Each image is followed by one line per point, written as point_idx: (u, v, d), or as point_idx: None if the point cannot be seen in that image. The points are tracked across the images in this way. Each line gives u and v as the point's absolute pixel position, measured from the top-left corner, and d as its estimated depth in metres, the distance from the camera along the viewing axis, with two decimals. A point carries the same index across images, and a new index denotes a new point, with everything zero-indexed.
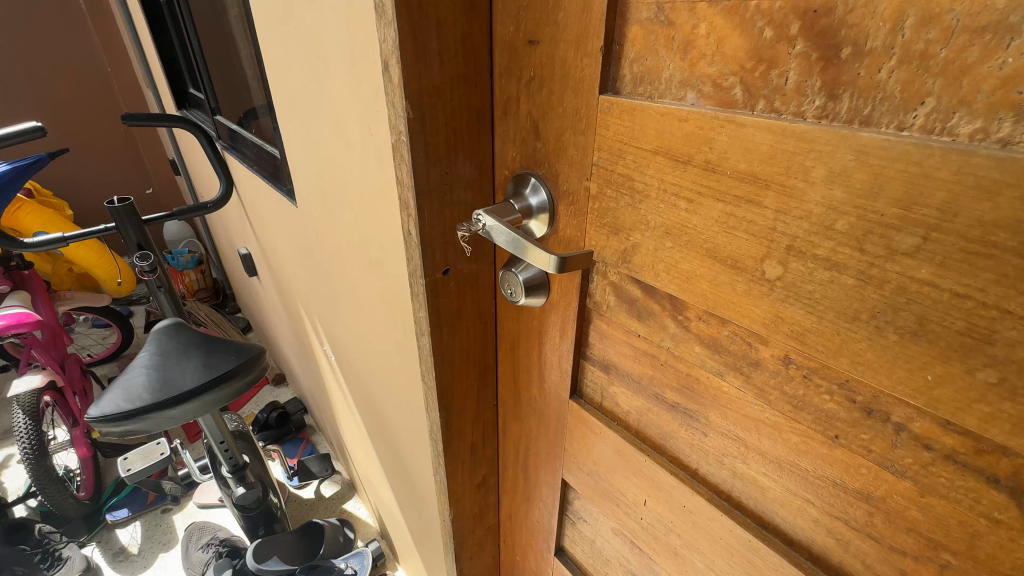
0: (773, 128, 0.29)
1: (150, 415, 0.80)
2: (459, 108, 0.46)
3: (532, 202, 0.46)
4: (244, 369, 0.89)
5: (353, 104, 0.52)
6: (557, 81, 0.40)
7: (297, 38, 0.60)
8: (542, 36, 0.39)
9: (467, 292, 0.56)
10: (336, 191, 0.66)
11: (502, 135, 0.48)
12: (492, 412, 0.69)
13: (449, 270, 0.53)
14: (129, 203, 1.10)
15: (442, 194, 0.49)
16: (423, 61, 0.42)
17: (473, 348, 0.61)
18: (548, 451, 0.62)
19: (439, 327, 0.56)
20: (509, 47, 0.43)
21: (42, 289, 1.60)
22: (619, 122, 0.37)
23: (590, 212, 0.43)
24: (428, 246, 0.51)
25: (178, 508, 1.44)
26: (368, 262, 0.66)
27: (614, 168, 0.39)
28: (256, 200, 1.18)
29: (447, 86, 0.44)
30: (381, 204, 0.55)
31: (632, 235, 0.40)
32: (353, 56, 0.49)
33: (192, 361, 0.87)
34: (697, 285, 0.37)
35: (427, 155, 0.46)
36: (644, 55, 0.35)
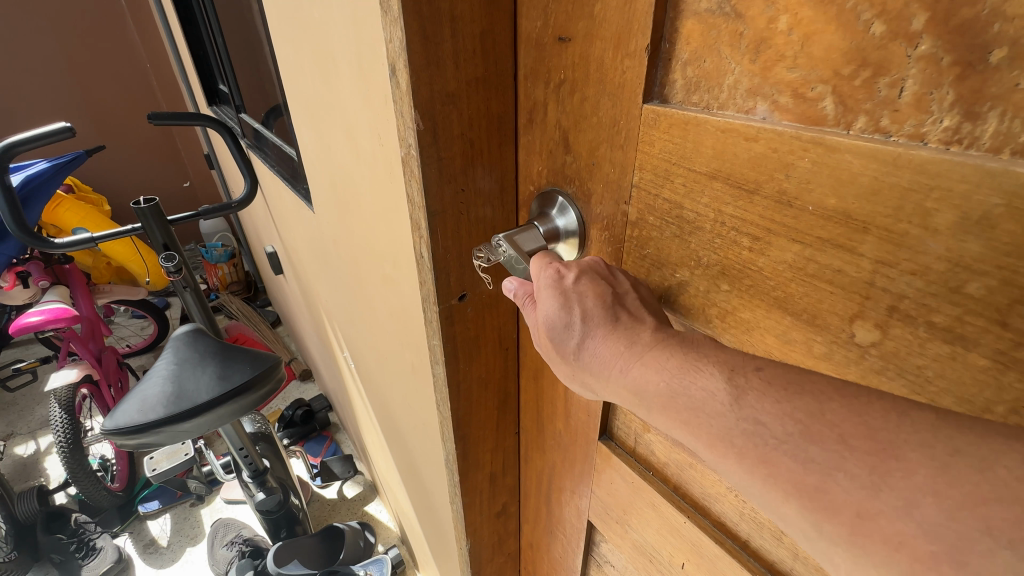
0: (878, 155, 0.22)
1: (163, 429, 0.79)
2: (478, 116, 0.40)
3: (559, 224, 0.40)
4: (260, 381, 0.87)
5: (364, 113, 0.47)
6: (592, 85, 0.33)
7: (306, 40, 0.56)
8: (574, 31, 0.33)
9: (488, 317, 0.51)
10: (348, 197, 0.62)
11: (527, 146, 0.42)
12: (514, 440, 0.64)
13: (466, 294, 0.48)
14: (155, 203, 1.09)
15: (460, 214, 0.43)
16: (436, 63, 0.36)
17: (494, 378, 0.56)
18: (571, 485, 0.57)
19: (455, 356, 0.51)
20: (536, 45, 0.36)
21: (82, 282, 1.65)
22: (667, 137, 0.30)
23: (628, 239, 0.36)
24: (444, 271, 0.45)
25: (207, 501, 1.46)
26: (381, 278, 0.61)
27: (658, 192, 0.32)
28: (279, 202, 1.15)
29: (462, 92, 0.38)
30: (394, 218, 0.50)
31: (678, 271, 0.33)
32: (362, 59, 0.44)
33: (207, 371, 0.85)
34: (758, 338, 0.30)
35: (441, 172, 0.40)
36: (702, 56, 0.28)
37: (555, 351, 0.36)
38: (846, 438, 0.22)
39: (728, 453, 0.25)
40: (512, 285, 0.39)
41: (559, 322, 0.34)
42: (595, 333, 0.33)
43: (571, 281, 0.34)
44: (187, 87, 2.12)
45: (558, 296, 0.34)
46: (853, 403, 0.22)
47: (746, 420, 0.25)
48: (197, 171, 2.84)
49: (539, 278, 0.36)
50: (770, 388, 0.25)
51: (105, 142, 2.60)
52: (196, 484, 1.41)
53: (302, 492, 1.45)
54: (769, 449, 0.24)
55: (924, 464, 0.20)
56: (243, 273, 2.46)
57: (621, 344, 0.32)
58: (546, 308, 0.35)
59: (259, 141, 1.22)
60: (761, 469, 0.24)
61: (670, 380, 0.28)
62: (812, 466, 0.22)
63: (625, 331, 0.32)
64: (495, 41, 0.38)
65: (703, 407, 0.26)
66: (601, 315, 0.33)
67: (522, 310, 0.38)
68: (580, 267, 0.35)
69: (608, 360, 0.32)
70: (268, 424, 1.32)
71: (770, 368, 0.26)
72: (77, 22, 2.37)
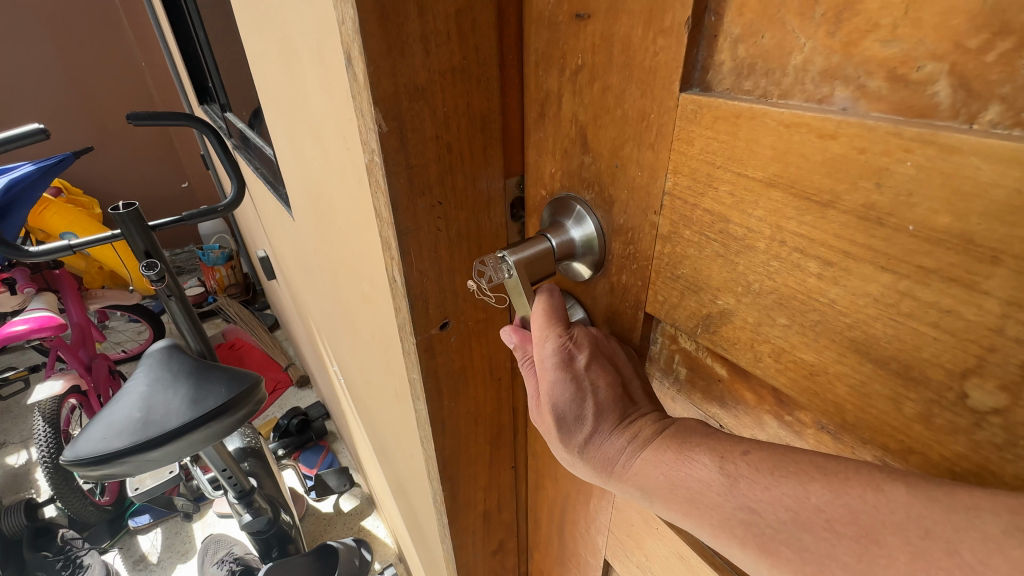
0: (1021, 158, 0.16)
1: (129, 458, 0.86)
2: (456, 113, 0.33)
3: (575, 236, 0.32)
4: (229, 407, 0.94)
5: (328, 110, 0.41)
6: (615, 71, 0.26)
7: (271, 32, 0.50)
8: (595, 4, 0.26)
9: (476, 344, 0.45)
10: (323, 208, 0.57)
11: (538, 143, 0.34)
12: (510, 474, 0.57)
13: (449, 322, 0.42)
14: (135, 208, 1.02)
15: (437, 232, 0.37)
16: (400, 47, 0.30)
17: (485, 413, 0.50)
18: (575, 527, 0.51)
19: (439, 393, 0.45)
20: (548, 24, 0.29)
21: (73, 286, 1.63)
22: (712, 134, 0.24)
23: (657, 258, 0.29)
24: (421, 298, 0.39)
25: (196, 518, 1.41)
26: (361, 296, 0.55)
27: (697, 202, 0.26)
28: (265, 207, 1.10)
29: (434, 85, 0.32)
30: (366, 233, 0.43)
31: (719, 297, 0.27)
32: (321, 48, 0.37)
33: (174, 400, 0.92)
34: (825, 386, 0.24)
35: (412, 183, 0.34)
36: (761, 28, 0.21)
37: (555, 440, 0.31)
38: (833, 524, 0.20)
39: (731, 542, 0.24)
40: (509, 336, 0.35)
41: (569, 412, 0.30)
42: (604, 430, 0.29)
43: (582, 364, 0.30)
44: (181, 85, 2.06)
45: (571, 381, 0.30)
46: (833, 481, 0.21)
47: (742, 508, 0.23)
48: (194, 171, 2.78)
49: (544, 355, 0.31)
50: (757, 474, 0.23)
51: (97, 143, 2.53)
52: (183, 501, 1.37)
53: (296, 507, 1.41)
54: (767, 537, 0.22)
55: (904, 548, 0.18)
56: (241, 275, 2.40)
57: (625, 440, 0.28)
58: (552, 389, 0.30)
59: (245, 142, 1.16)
60: (764, 559, 0.22)
61: (668, 472, 0.26)
62: (808, 555, 0.21)
63: (633, 427, 0.29)
64: (475, 20, 0.31)
65: (699, 499, 0.24)
66: (612, 409, 0.29)
67: (521, 373, 0.34)
68: (590, 343, 0.31)
69: (613, 455, 0.28)
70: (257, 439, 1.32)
71: (756, 451, 0.24)
72: (68, 19, 2.32)
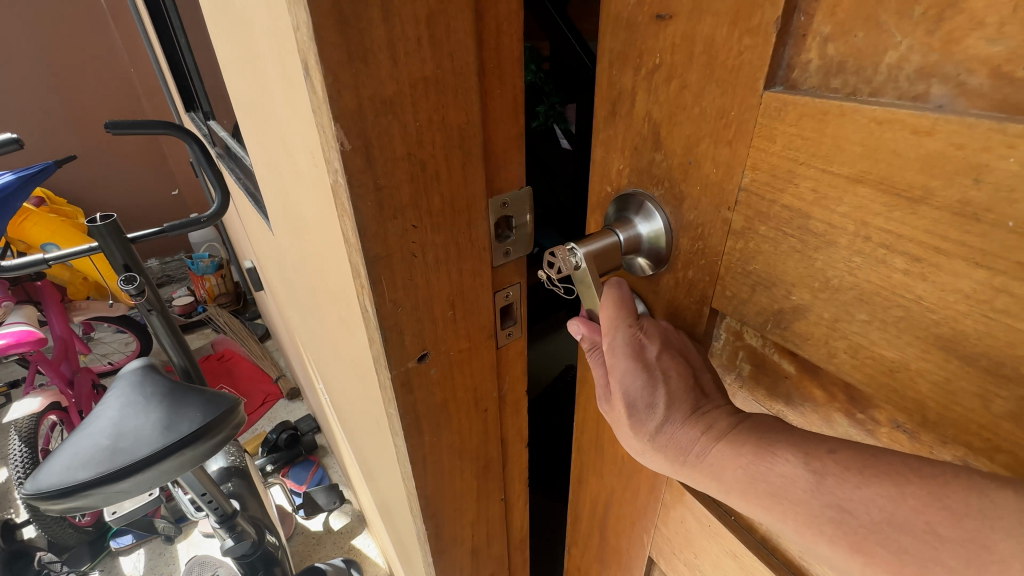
0: None
1: (96, 490, 0.82)
2: (429, 127, 0.33)
3: (642, 231, 0.32)
4: (203, 432, 0.89)
5: (296, 128, 0.40)
6: (694, 71, 0.27)
7: (239, 38, 0.48)
8: (678, 5, 0.26)
9: (458, 378, 0.45)
10: (299, 230, 0.56)
11: (606, 141, 0.34)
12: (499, 508, 0.59)
13: (427, 354, 0.41)
14: (114, 220, 0.99)
15: (411, 259, 0.36)
16: (365, 58, 0.29)
17: (471, 446, 0.50)
18: (604, 536, 0.49)
19: (418, 428, 0.45)
20: (624, 24, 0.29)
21: (56, 298, 1.61)
22: (797, 131, 0.24)
23: (728, 253, 0.29)
24: (395, 330, 0.38)
25: (183, 535, 1.36)
26: (339, 319, 0.53)
27: (776, 198, 0.26)
28: (248, 218, 1.08)
29: (404, 98, 0.31)
30: (336, 256, 0.42)
31: (794, 292, 0.27)
32: (282, 63, 0.36)
33: (145, 427, 0.89)
34: (908, 384, 0.24)
35: (382, 207, 0.33)
36: (854, 28, 0.21)
37: (625, 427, 0.31)
38: (934, 527, 0.20)
39: (818, 539, 0.23)
40: (576, 327, 0.35)
41: (640, 399, 0.30)
42: (676, 420, 0.28)
43: (654, 354, 0.30)
44: (168, 91, 1.99)
45: (642, 369, 0.30)
46: (934, 486, 0.20)
47: (832, 507, 0.22)
48: (185, 178, 2.70)
49: (616, 340, 0.31)
50: (847, 473, 0.22)
51: (78, 152, 2.44)
52: (165, 524, 1.30)
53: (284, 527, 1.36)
54: (860, 538, 0.22)
55: (1019, 556, 0.18)
56: (232, 284, 2.34)
57: (698, 431, 0.28)
58: (624, 379, 0.30)
59: (231, 152, 1.14)
60: (856, 557, 0.22)
61: (748, 466, 0.25)
62: (906, 557, 0.20)
63: (704, 418, 0.28)
64: (445, 31, 0.31)
65: (784, 494, 0.24)
66: (684, 398, 0.29)
67: (590, 363, 0.34)
68: (660, 335, 0.31)
69: (686, 444, 0.28)
70: (243, 457, 1.29)
71: (845, 450, 0.23)
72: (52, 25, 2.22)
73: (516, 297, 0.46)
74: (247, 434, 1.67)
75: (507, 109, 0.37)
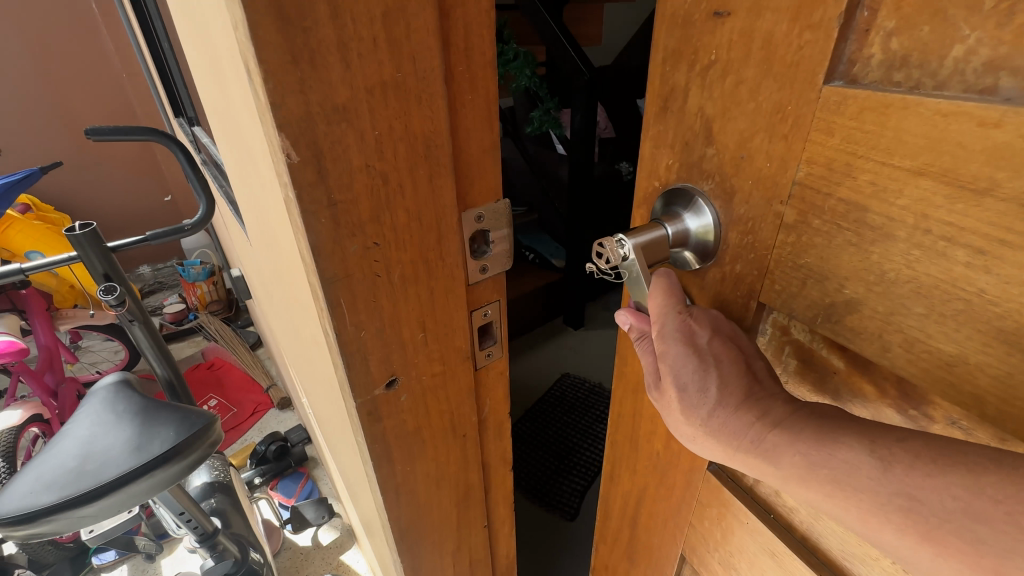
0: None
1: (59, 516, 0.75)
2: (389, 135, 0.34)
3: (690, 226, 0.33)
4: (179, 450, 0.82)
5: (251, 145, 0.40)
6: (752, 67, 0.27)
7: (202, 46, 0.48)
8: (737, 3, 0.27)
9: (431, 403, 0.48)
10: (272, 245, 0.56)
11: (654, 137, 0.34)
12: (483, 533, 0.64)
13: (397, 380, 0.44)
14: (93, 228, 0.96)
15: (374, 277, 0.38)
16: (312, 62, 0.29)
17: (451, 472, 0.54)
18: (635, 533, 0.48)
19: (389, 461, 0.48)
20: (680, 22, 0.30)
21: (41, 307, 1.55)
22: (857, 125, 0.24)
23: (779, 247, 0.29)
24: (359, 353, 0.40)
25: (166, 552, 1.30)
26: (309, 337, 0.53)
27: (831, 192, 0.26)
28: (231, 228, 1.07)
29: (358, 106, 0.32)
30: (297, 274, 0.42)
31: (848, 285, 0.27)
32: (231, 81, 0.36)
33: (116, 447, 0.82)
34: (966, 379, 0.23)
35: (338, 225, 0.34)
36: (919, 23, 0.22)
37: (676, 411, 0.31)
38: (1015, 516, 0.20)
39: (884, 526, 0.23)
40: (624, 317, 0.35)
41: (692, 382, 0.29)
42: (729, 405, 0.28)
43: (706, 340, 0.30)
44: (158, 96, 1.92)
45: (693, 355, 0.29)
46: (1013, 476, 0.20)
47: (900, 495, 0.23)
48: (177, 185, 2.62)
49: (666, 327, 0.31)
50: (917, 461, 0.22)
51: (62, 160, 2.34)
52: (145, 542, 1.23)
53: (270, 543, 1.32)
54: (932, 527, 0.22)
55: None
56: (224, 291, 2.30)
57: (753, 417, 0.28)
58: (674, 364, 0.30)
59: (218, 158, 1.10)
60: (927, 546, 0.22)
61: (807, 453, 0.25)
62: (984, 547, 0.20)
63: (758, 405, 0.28)
64: (402, 36, 0.31)
65: (848, 480, 0.24)
66: (737, 383, 0.28)
67: (638, 351, 0.34)
68: (710, 322, 0.30)
69: (737, 431, 0.28)
70: (227, 471, 1.24)
71: (915, 440, 0.23)
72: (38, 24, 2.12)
73: (495, 316, 0.49)
74: (236, 444, 1.64)
75: (480, 116, 0.39)
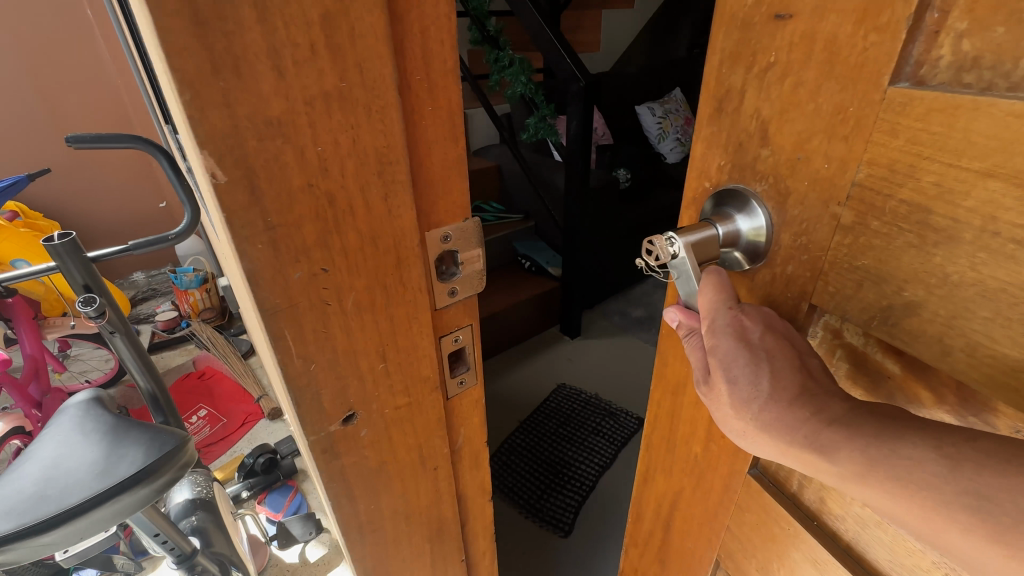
0: None
1: (16, 545, 0.70)
2: (335, 151, 0.33)
3: (742, 227, 0.33)
4: (145, 475, 0.77)
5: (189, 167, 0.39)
6: (813, 69, 0.27)
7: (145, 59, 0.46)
8: (800, 5, 0.27)
9: (396, 436, 0.49)
10: (227, 265, 0.55)
11: (708, 138, 0.35)
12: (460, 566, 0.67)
13: (356, 412, 0.45)
14: (72, 238, 0.89)
15: (325, 304, 0.38)
16: (237, 71, 0.28)
17: (420, 504, 0.56)
18: (668, 537, 0.48)
19: (350, 499, 0.50)
20: (740, 25, 0.30)
21: (28, 315, 1.54)
22: (921, 125, 0.24)
23: (834, 248, 0.29)
24: (312, 385, 0.41)
25: (148, 569, 1.29)
26: (265, 363, 0.53)
27: (892, 193, 0.26)
28: (212, 239, 1.03)
29: (295, 120, 0.31)
30: (245, 303, 0.42)
31: (907, 288, 0.26)
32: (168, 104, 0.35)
33: (80, 471, 0.78)
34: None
35: (278, 250, 0.34)
36: (992, 22, 0.22)
37: (724, 405, 0.30)
38: None
39: (950, 527, 0.22)
40: (674, 314, 0.35)
41: (742, 374, 0.29)
42: (781, 399, 0.28)
43: (758, 336, 0.29)
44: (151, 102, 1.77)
45: (745, 349, 0.29)
46: None
47: (967, 494, 0.22)
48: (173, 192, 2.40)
49: (717, 320, 0.30)
50: (986, 460, 0.22)
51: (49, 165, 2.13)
52: (123, 560, 1.20)
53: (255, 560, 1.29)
54: (1005, 528, 0.21)
55: None
56: (217, 298, 2.26)
57: (806, 412, 0.27)
58: (724, 357, 0.30)
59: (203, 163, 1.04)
60: (997, 548, 0.21)
61: (868, 450, 0.25)
62: None
63: (811, 401, 0.27)
64: (345, 44, 0.30)
65: (910, 477, 0.23)
66: (791, 378, 0.28)
67: (687, 346, 0.34)
68: (763, 318, 0.30)
69: (789, 425, 0.27)
70: (211, 486, 1.13)
71: (985, 440, 0.22)
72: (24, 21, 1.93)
73: (467, 341, 0.50)
74: (224, 457, 1.62)
75: (442, 134, 0.38)
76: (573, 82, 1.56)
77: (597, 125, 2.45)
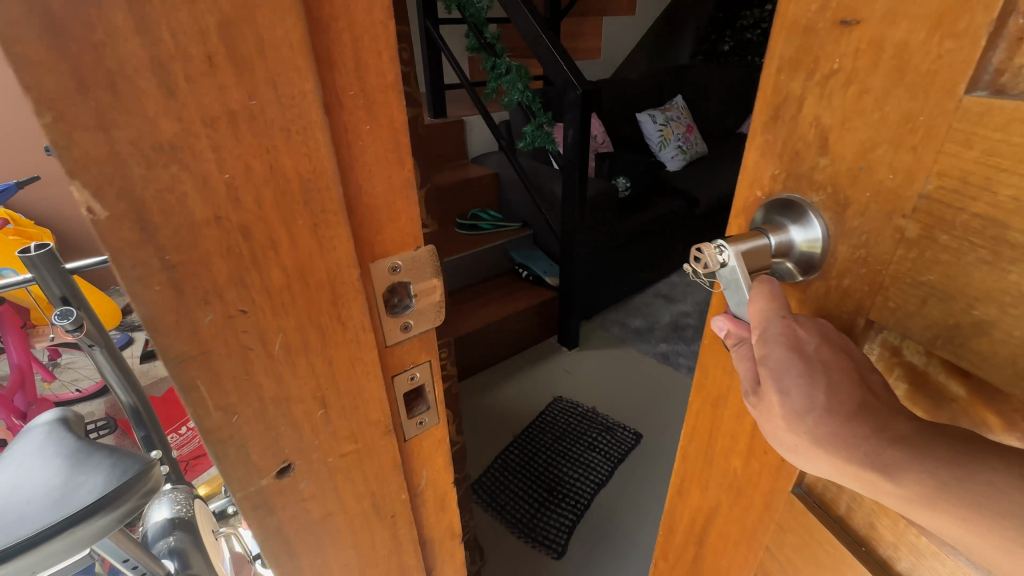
0: None
1: None
2: (249, 178, 0.28)
3: (796, 237, 0.32)
4: (103, 504, 0.68)
5: None
6: (880, 76, 0.26)
7: None
8: (868, 11, 0.26)
9: (342, 486, 0.43)
10: None
11: (762, 146, 0.34)
12: None
13: (292, 463, 0.39)
14: (51, 248, 0.78)
15: (245, 350, 0.33)
16: (113, 90, 0.23)
17: (378, 558, 0.50)
18: (701, 552, 0.47)
19: (291, 556, 0.45)
20: (803, 30, 0.29)
21: (14, 324, 1.56)
22: (1002, 136, 0.23)
23: (896, 262, 0.28)
24: (235, 438, 0.36)
25: None
26: None
27: (963, 207, 0.25)
28: None
29: (193, 144, 0.26)
30: None
31: (977, 306, 0.25)
32: None
33: (33, 502, 0.69)
34: None
35: (181, 293, 0.29)
36: None
37: (776, 419, 0.29)
38: None
39: None
40: (723, 322, 0.34)
41: (795, 388, 0.28)
42: (840, 414, 0.27)
43: (814, 349, 0.28)
44: None
45: (800, 362, 0.28)
46: None
47: None
48: None
49: (769, 329, 0.29)
50: None
51: (42, 174, 2.14)
52: None
53: None
54: None
55: None
56: None
57: (868, 429, 0.27)
58: (778, 370, 0.29)
59: None
60: None
61: None
62: None
63: (873, 417, 0.27)
64: (252, 56, 0.25)
65: None
66: (851, 393, 0.27)
67: (736, 356, 0.33)
68: (817, 329, 0.29)
69: (849, 442, 0.27)
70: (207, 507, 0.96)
71: None
72: None
73: (426, 378, 0.43)
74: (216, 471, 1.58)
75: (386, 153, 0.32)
76: (569, 89, 1.51)
77: (597, 131, 2.43)
